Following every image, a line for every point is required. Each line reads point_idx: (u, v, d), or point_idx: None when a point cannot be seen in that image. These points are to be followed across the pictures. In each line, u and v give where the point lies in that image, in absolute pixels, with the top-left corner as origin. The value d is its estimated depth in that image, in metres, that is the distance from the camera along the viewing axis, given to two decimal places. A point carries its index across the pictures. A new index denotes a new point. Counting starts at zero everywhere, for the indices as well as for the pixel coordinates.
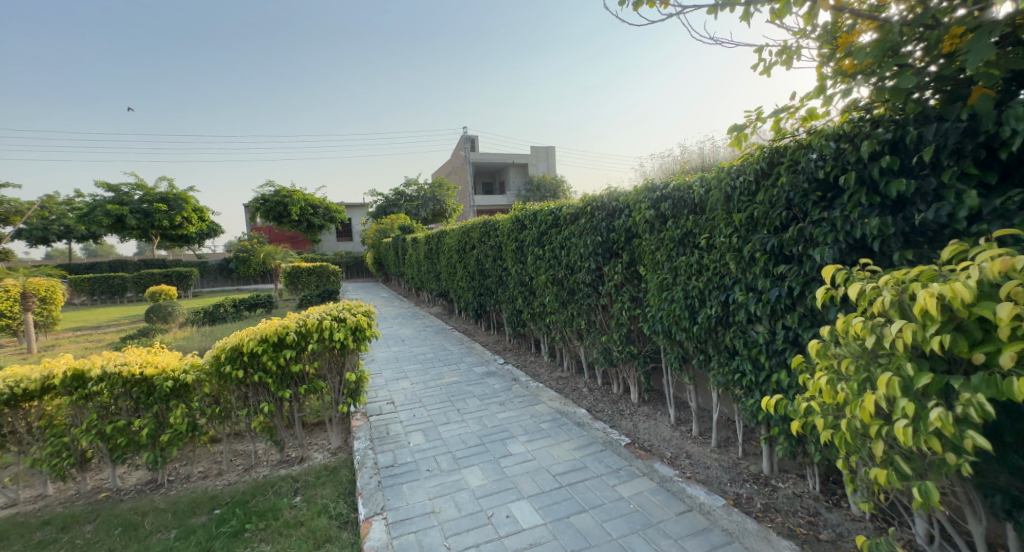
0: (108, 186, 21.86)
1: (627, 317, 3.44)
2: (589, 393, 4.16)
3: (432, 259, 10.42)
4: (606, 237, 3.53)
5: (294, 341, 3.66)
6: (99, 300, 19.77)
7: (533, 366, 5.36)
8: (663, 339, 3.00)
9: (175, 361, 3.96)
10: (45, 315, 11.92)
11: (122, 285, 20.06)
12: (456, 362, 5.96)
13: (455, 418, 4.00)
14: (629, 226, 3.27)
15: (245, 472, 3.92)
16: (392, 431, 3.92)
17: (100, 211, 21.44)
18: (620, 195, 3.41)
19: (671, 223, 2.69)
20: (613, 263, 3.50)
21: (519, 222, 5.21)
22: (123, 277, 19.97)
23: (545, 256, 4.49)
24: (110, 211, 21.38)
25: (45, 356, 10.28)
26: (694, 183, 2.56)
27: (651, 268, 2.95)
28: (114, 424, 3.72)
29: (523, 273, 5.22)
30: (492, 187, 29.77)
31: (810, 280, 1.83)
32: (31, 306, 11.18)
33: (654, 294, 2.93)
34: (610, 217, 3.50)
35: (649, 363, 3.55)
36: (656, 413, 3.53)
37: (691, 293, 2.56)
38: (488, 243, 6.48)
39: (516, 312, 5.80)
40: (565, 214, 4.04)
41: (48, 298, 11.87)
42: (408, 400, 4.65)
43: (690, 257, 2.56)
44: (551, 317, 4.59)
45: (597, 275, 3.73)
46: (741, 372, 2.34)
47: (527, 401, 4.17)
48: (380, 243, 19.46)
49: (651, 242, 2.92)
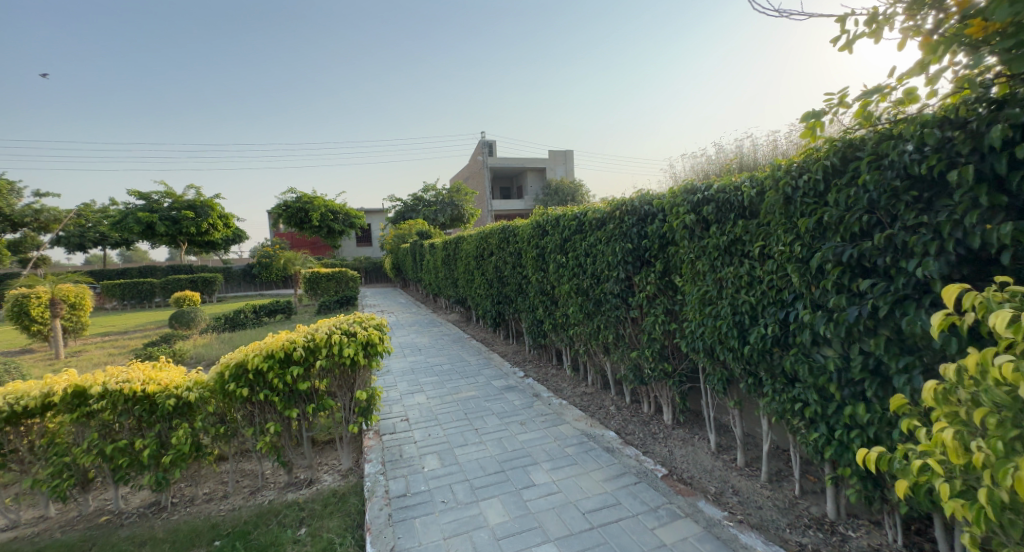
0: (137, 194, 22.30)
1: (661, 332, 3.13)
2: (616, 413, 3.85)
3: (449, 266, 10.21)
4: (636, 244, 3.23)
5: (302, 356, 3.42)
6: (129, 305, 20.16)
7: (555, 380, 5.05)
8: (704, 359, 2.69)
9: (179, 377, 3.78)
10: (77, 322, 12.03)
11: (149, 291, 20.37)
12: (474, 374, 5.69)
13: (473, 440, 3.72)
14: (663, 232, 2.97)
15: (251, 495, 3.72)
16: (406, 453, 3.66)
17: (132, 218, 21.82)
18: (653, 198, 3.11)
19: (715, 229, 2.38)
20: (644, 273, 3.20)
21: (541, 227, 4.94)
22: (152, 282, 20.29)
23: (568, 264, 4.20)
24: (139, 219, 21.80)
25: (72, 361, 10.38)
26: (743, 184, 2.25)
27: (690, 279, 2.65)
28: (115, 444, 3.56)
29: (544, 282, 4.94)
30: (510, 191, 29.58)
31: (901, 298, 1.53)
32: (61, 312, 11.34)
33: (693, 308, 2.63)
34: (641, 222, 3.20)
35: (686, 383, 3.23)
36: (693, 437, 3.20)
37: (740, 308, 2.25)
38: (507, 250, 6.21)
39: (537, 323, 5.52)
40: (591, 219, 3.76)
41: (80, 306, 12.00)
42: (422, 417, 4.39)
43: (738, 268, 2.25)
44: (575, 329, 4.29)
45: (626, 285, 3.43)
46: (801, 402, 2.03)
47: (550, 421, 3.87)
48: (398, 249, 19.36)
49: (690, 250, 2.61)
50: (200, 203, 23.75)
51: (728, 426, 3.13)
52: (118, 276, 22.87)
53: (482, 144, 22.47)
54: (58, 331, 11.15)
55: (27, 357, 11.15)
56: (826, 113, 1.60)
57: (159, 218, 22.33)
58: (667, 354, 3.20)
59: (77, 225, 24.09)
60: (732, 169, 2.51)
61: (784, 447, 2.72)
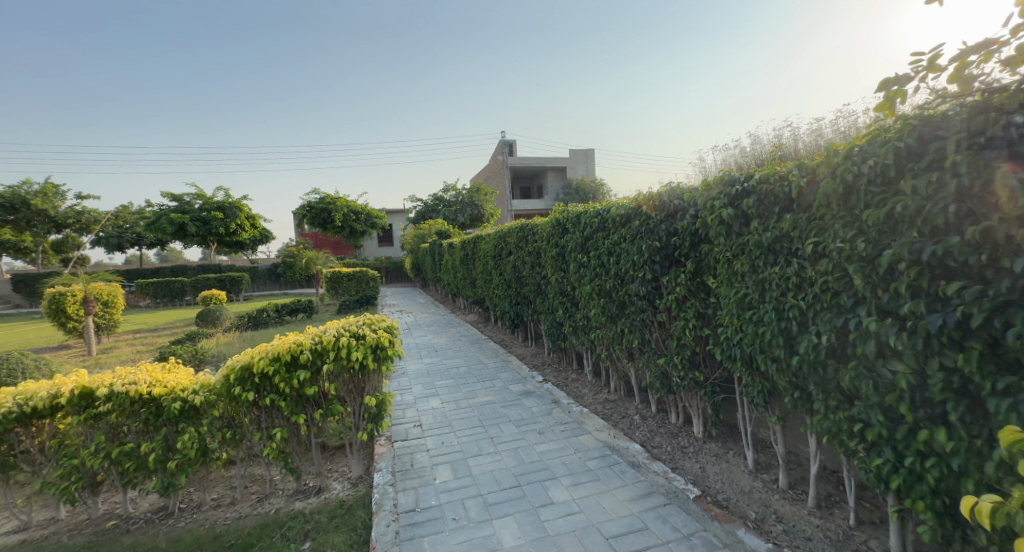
0: (169, 195, 22.81)
1: (692, 339, 2.87)
2: (641, 423, 3.59)
3: (467, 265, 10.03)
4: (665, 242, 2.98)
5: (309, 360, 3.26)
6: (161, 303, 20.57)
7: (575, 385, 4.81)
8: (741, 369, 2.44)
9: (187, 379, 3.67)
10: (110, 319, 12.25)
11: (180, 289, 20.77)
12: (491, 378, 5.49)
13: (488, 450, 3.51)
14: (696, 228, 2.71)
15: (258, 503, 3.59)
16: (417, 463, 3.48)
17: (165, 219, 22.29)
18: (684, 192, 2.86)
19: (755, 225, 2.13)
20: (673, 274, 2.94)
21: (560, 225, 4.71)
22: (182, 280, 20.69)
23: (590, 264, 3.96)
24: (170, 219, 22.27)
25: (101, 358, 10.55)
26: (789, 172, 1.99)
27: (726, 280, 2.38)
28: (122, 448, 3.46)
29: (564, 282, 4.70)
30: (531, 191, 29.36)
31: (1002, 305, 1.28)
32: (93, 310, 11.55)
33: (729, 313, 2.37)
34: (670, 219, 2.94)
35: (719, 393, 2.96)
36: (727, 453, 2.94)
37: (786, 313, 1.99)
38: (526, 249, 5.99)
39: (556, 325, 5.29)
40: (615, 216, 3.51)
41: (112, 303, 12.23)
42: (436, 423, 4.21)
43: (784, 268, 1.99)
44: (597, 332, 4.05)
45: (653, 286, 3.17)
46: (860, 422, 1.77)
47: (570, 431, 3.63)
48: (418, 249, 19.33)
49: (727, 248, 2.35)
50: (228, 204, 24.12)
51: (767, 441, 2.85)
52: (150, 275, 23.39)
53: (502, 144, 22.29)
54: (91, 328, 11.37)
55: (61, 353, 11.39)
56: (916, 76, 1.38)
57: (190, 218, 22.79)
58: (698, 362, 2.94)
59: (116, 226, 24.80)
60: (773, 158, 2.25)
61: (833, 468, 2.44)
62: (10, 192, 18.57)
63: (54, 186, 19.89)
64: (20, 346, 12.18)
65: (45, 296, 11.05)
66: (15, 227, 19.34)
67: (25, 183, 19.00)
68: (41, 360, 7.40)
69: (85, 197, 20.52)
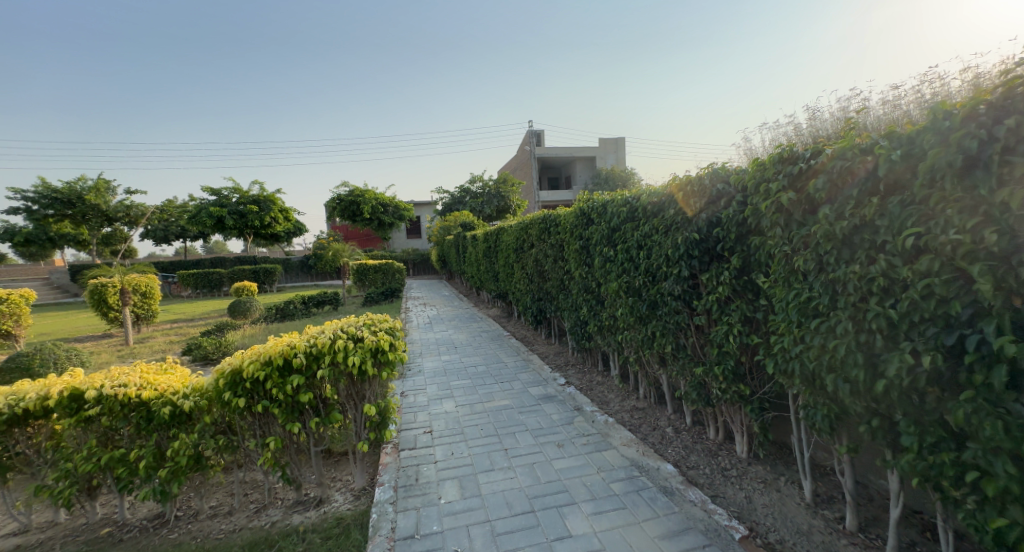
0: (208, 190, 23.38)
1: (737, 347, 2.44)
2: (674, 437, 3.18)
3: (490, 259, 9.67)
4: (706, 233, 2.55)
5: (303, 364, 2.99)
6: (201, 292, 21.02)
7: (600, 390, 4.41)
8: (798, 387, 2.03)
9: (180, 382, 3.48)
10: (148, 309, 12.47)
11: (218, 280, 21.17)
12: (510, 379, 5.13)
13: (501, 464, 3.17)
14: (744, 216, 2.28)
15: (255, 514, 3.35)
16: (423, 476, 3.16)
17: (204, 214, 22.97)
18: (729, 174, 2.43)
19: (824, 211, 1.70)
20: (714, 271, 2.52)
21: (584, 215, 4.30)
22: (219, 271, 21.08)
23: (617, 258, 3.55)
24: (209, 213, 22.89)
25: (135, 347, 10.71)
26: (875, 144, 1.57)
27: (782, 279, 1.96)
28: (113, 454, 3.29)
29: (589, 277, 4.30)
30: (559, 182, 28.80)
31: None
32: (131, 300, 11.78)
33: (786, 320, 1.96)
34: (713, 206, 2.51)
35: (768, 410, 2.53)
36: (778, 479, 2.50)
37: (866, 323, 1.57)
38: (548, 241, 5.59)
39: (580, 323, 4.90)
40: (647, 204, 3.09)
41: (151, 295, 12.44)
42: (447, 430, 3.89)
43: (865, 267, 1.57)
44: (624, 333, 3.65)
45: (689, 285, 2.76)
46: (974, 470, 1.36)
47: (593, 445, 3.24)
48: (444, 240, 19.13)
49: (782, 240, 1.93)
50: (262, 198, 24.53)
51: (827, 468, 2.42)
52: (189, 266, 23.96)
53: (529, 135, 21.80)
54: (131, 319, 11.61)
55: (100, 342, 11.65)
56: None
57: (226, 211, 23.24)
58: (744, 373, 2.51)
59: (159, 221, 25.61)
60: (849, 129, 1.81)
61: (915, 508, 2.00)
62: (64, 188, 19.35)
63: (107, 183, 20.61)
64: (63, 335, 12.52)
65: (86, 288, 11.33)
66: (69, 222, 20.19)
67: (79, 179, 19.81)
68: (79, 351, 7.45)
69: (133, 191, 21.22)
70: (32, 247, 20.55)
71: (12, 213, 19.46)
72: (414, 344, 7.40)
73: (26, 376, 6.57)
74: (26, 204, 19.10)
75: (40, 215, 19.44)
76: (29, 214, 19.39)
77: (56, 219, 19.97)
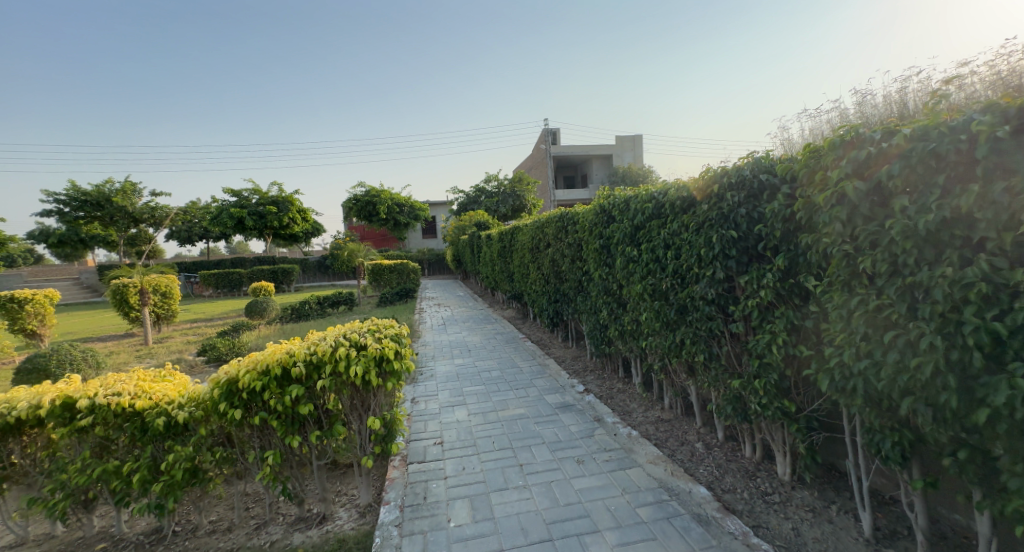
0: (229, 192, 23.64)
1: (781, 359, 2.15)
2: (705, 454, 2.91)
3: (505, 259, 9.45)
4: (745, 231, 2.27)
5: (303, 374, 2.79)
6: (220, 292, 21.18)
7: (621, 399, 4.13)
8: (858, 408, 1.75)
9: (176, 391, 3.34)
10: (168, 311, 12.54)
11: (237, 280, 21.28)
12: (525, 385, 4.89)
13: (516, 483, 2.92)
14: (792, 210, 1.99)
15: (255, 532, 3.17)
16: (432, 494, 2.93)
17: (225, 215, 23.24)
18: (773, 164, 2.15)
19: (901, 202, 1.42)
20: (753, 273, 2.23)
21: (605, 213, 4.05)
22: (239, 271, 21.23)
23: (641, 258, 3.29)
24: (230, 215, 23.17)
25: (153, 347, 10.73)
26: (972, 121, 1.29)
27: (840, 284, 1.68)
28: (107, 466, 3.15)
29: (609, 279, 4.04)
30: (575, 181, 28.46)
31: None
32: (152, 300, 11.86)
33: (846, 332, 1.67)
34: (754, 201, 2.22)
35: (818, 430, 2.24)
36: (828, 508, 2.21)
37: (960, 339, 1.30)
38: (566, 240, 5.34)
39: (599, 327, 4.64)
40: (675, 199, 2.83)
41: (170, 295, 12.50)
42: (458, 442, 3.66)
43: (958, 270, 1.30)
44: (648, 340, 3.38)
45: (724, 288, 2.48)
46: None
47: (615, 462, 2.98)
48: (458, 241, 18.96)
49: (842, 238, 1.65)
50: (281, 199, 24.68)
51: (886, 497, 2.13)
52: (209, 265, 24.18)
53: (545, 133, 21.45)
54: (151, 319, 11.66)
55: (121, 341, 11.73)
56: None
57: (246, 212, 23.42)
58: (788, 388, 2.23)
59: (183, 222, 26.02)
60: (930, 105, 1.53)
61: None
62: (94, 190, 19.72)
63: (134, 185, 20.89)
64: (88, 334, 12.63)
65: (108, 288, 11.42)
66: (99, 223, 20.62)
67: (108, 182, 20.12)
68: (95, 351, 7.31)
69: (159, 195, 21.60)
70: (64, 248, 20.99)
71: (44, 215, 19.91)
72: (425, 346, 7.25)
73: (44, 377, 6.51)
74: (58, 207, 19.50)
75: (73, 218, 19.85)
76: (61, 216, 19.80)
77: (86, 221, 20.41)
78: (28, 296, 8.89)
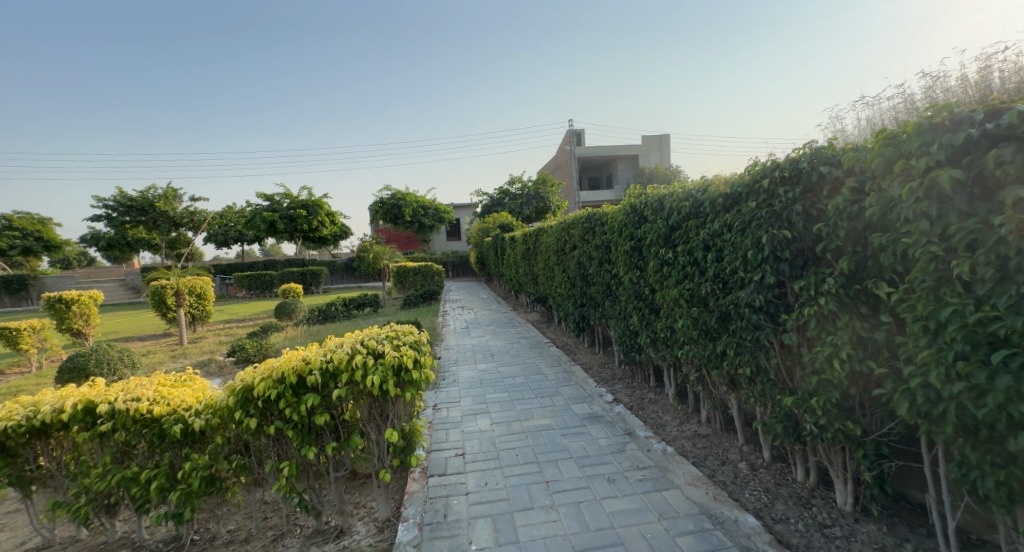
0: (261, 195, 24.14)
1: (845, 375, 1.91)
2: (750, 476, 2.65)
3: (530, 261, 9.25)
4: (800, 230, 2.03)
5: (319, 383, 2.65)
6: (252, 293, 21.62)
7: (654, 410, 3.88)
8: (947, 436, 1.51)
9: (194, 397, 3.25)
10: (202, 311, 12.80)
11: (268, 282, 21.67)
12: (551, 393, 4.68)
13: (542, 502, 2.72)
14: (860, 207, 1.75)
15: (271, 544, 3.05)
16: (452, 512, 2.76)
17: (258, 218, 23.74)
18: (834, 154, 1.91)
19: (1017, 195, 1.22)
20: (809, 277, 1.99)
21: (636, 213, 3.81)
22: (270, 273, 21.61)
23: (677, 260, 3.05)
24: (262, 218, 23.68)
25: (189, 346, 10.96)
26: None
27: (924, 291, 1.46)
28: (126, 473, 3.08)
29: (640, 282, 3.81)
30: (600, 181, 28.05)
31: None
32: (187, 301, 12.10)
33: (935, 349, 1.44)
34: (811, 196, 1.98)
35: (888, 457, 1.97)
36: (901, 547, 1.94)
37: None
38: (593, 242, 5.11)
39: (629, 333, 4.40)
40: (717, 196, 2.59)
41: (205, 296, 12.76)
42: (480, 454, 3.47)
43: None
44: (685, 348, 3.13)
45: (775, 295, 2.24)
46: None
47: (650, 483, 2.75)
48: (482, 243, 18.86)
49: (928, 239, 1.43)
50: (310, 202, 25.05)
51: (975, 539, 1.82)
52: (242, 266, 24.73)
53: (570, 134, 21.14)
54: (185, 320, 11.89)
55: (157, 341, 12.02)
56: None
57: (278, 215, 23.88)
58: (852, 408, 1.98)
59: (221, 226, 26.79)
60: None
61: None
62: (139, 196, 20.29)
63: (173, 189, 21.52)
64: (127, 334, 12.99)
65: (148, 288, 11.71)
66: (143, 227, 21.32)
67: (151, 188, 20.73)
68: (131, 351, 7.36)
69: (197, 199, 22.24)
70: (111, 250, 21.76)
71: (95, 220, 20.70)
72: (449, 349, 7.16)
73: (82, 377, 6.59)
74: (107, 212, 20.19)
75: (120, 222, 20.54)
76: (109, 220, 20.52)
77: (132, 225, 21.16)
78: (74, 296, 9.04)
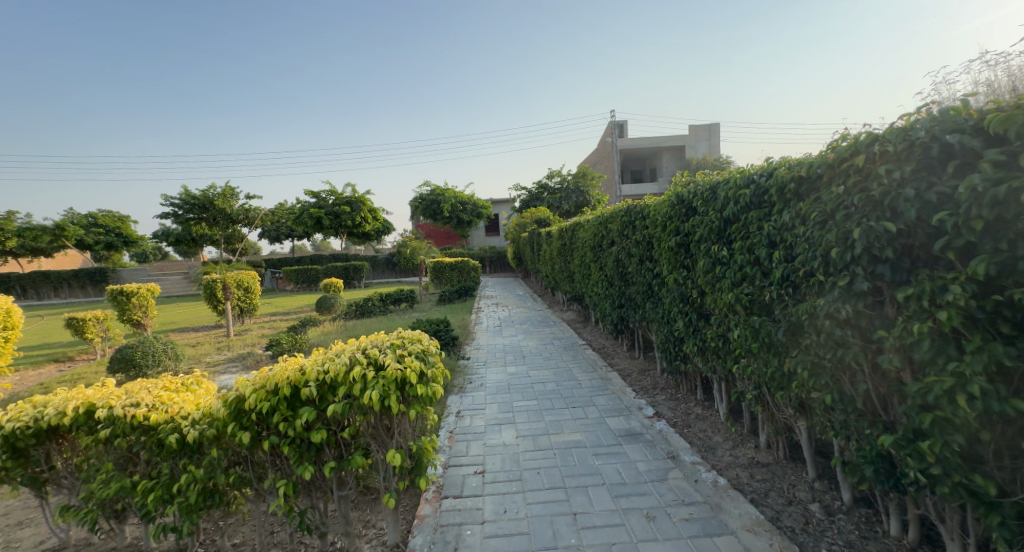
0: (308, 193, 24.64)
1: (975, 416, 1.43)
2: (825, 524, 2.16)
3: (565, 257, 8.81)
4: (909, 222, 1.55)
5: (314, 396, 2.35)
6: (296, 288, 22.01)
7: (701, 429, 3.41)
8: None
9: (195, 404, 3.00)
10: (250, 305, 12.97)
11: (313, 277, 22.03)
12: (584, 402, 4.26)
13: (567, 541, 2.32)
14: (1009, 190, 1.27)
15: None
16: (465, 545, 2.40)
17: (303, 214, 24.21)
18: (965, 118, 1.42)
19: None
20: (922, 284, 1.51)
21: (684, 204, 3.33)
22: (317, 268, 21.96)
23: (734, 260, 2.57)
24: (310, 215, 24.12)
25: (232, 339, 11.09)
26: None
27: None
28: (126, 481, 2.87)
29: (687, 283, 3.33)
30: (643, 175, 27.13)
31: None
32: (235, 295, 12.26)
33: None
34: (929, 177, 1.50)
35: None
36: None
37: None
38: (633, 238, 4.65)
39: (672, 340, 3.92)
40: (787, 182, 2.10)
41: (252, 291, 12.92)
42: (501, 473, 3.10)
43: None
44: (741, 363, 2.65)
45: (868, 306, 1.75)
46: None
47: (698, 524, 2.30)
48: (519, 238, 18.49)
49: None
50: (354, 199, 25.34)
51: None
52: (287, 261, 25.29)
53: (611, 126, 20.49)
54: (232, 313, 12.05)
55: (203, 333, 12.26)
56: None
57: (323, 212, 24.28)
58: (981, 458, 1.50)
59: (271, 224, 27.53)
60: None
61: None
62: (200, 194, 20.91)
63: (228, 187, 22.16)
64: (175, 325, 13.34)
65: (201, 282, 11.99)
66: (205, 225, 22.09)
67: (212, 190, 21.39)
68: (177, 343, 7.31)
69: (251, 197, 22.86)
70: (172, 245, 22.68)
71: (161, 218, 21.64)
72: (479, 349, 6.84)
73: (131, 368, 6.58)
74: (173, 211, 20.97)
75: (183, 219, 21.34)
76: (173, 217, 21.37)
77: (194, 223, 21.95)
78: (134, 289, 9.32)
